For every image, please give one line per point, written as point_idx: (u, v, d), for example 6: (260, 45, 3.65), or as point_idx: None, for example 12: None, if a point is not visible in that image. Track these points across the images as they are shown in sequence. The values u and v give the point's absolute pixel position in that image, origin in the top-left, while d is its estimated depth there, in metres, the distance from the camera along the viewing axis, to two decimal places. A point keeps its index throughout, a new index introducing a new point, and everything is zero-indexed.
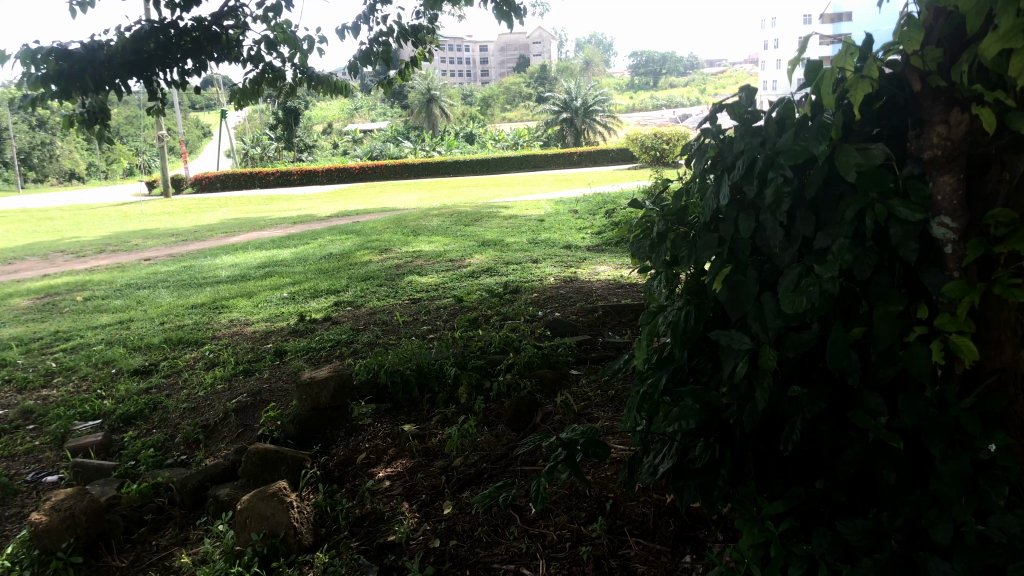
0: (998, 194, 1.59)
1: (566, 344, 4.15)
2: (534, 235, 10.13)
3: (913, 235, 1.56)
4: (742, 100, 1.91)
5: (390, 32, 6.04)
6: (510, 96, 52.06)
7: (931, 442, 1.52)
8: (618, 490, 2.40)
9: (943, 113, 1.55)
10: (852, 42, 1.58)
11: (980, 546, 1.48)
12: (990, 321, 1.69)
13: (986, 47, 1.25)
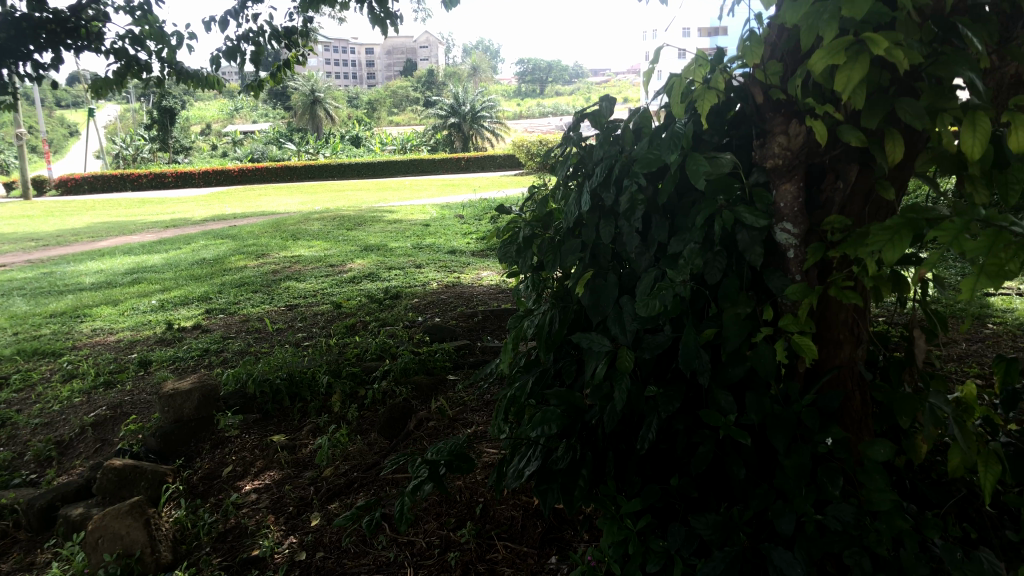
0: (834, 202, 1.69)
1: (444, 349, 4.14)
2: (418, 240, 10.07)
3: (758, 240, 1.63)
4: (602, 109, 1.95)
5: (261, 31, 5.85)
6: (393, 99, 51.63)
7: (775, 437, 1.60)
8: (488, 494, 2.41)
9: (783, 124, 1.63)
10: (699, 54, 1.63)
11: (819, 535, 1.57)
12: (829, 323, 1.80)
13: (814, 63, 1.33)
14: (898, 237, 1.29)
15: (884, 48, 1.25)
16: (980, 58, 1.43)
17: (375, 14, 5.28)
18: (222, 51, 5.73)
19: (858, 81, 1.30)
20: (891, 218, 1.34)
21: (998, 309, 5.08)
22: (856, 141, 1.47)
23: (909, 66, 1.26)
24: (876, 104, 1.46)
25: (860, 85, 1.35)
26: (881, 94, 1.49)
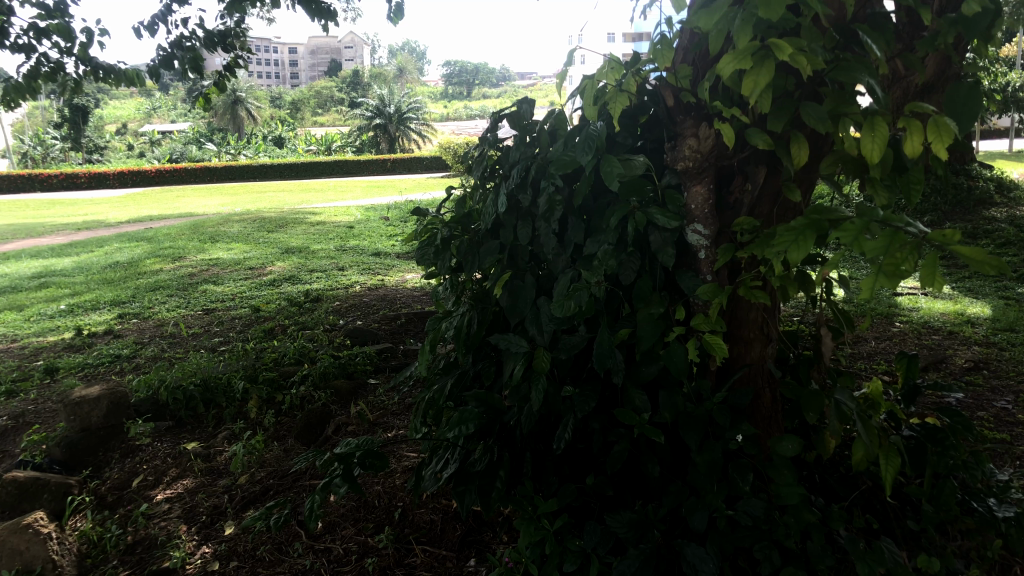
0: (743, 204, 1.73)
1: (365, 353, 4.09)
2: (342, 242, 9.92)
3: (670, 241, 1.66)
4: (518, 111, 1.95)
5: (193, 36, 5.69)
6: (317, 99, 50.86)
7: (687, 434, 1.62)
8: (407, 499, 2.39)
9: (693, 127, 1.65)
10: (612, 57, 1.65)
11: (730, 530, 1.61)
12: (740, 322, 1.85)
13: (721, 66, 1.35)
14: (803, 239, 1.33)
15: (788, 54, 1.28)
16: (879, 66, 1.49)
17: (313, 7, 5.12)
18: (156, 60, 5.59)
19: (764, 85, 1.33)
20: (796, 219, 1.37)
21: (905, 308, 5.30)
22: (763, 144, 1.50)
23: (812, 71, 1.30)
24: (782, 109, 1.50)
25: (766, 90, 1.38)
26: (786, 99, 1.52)
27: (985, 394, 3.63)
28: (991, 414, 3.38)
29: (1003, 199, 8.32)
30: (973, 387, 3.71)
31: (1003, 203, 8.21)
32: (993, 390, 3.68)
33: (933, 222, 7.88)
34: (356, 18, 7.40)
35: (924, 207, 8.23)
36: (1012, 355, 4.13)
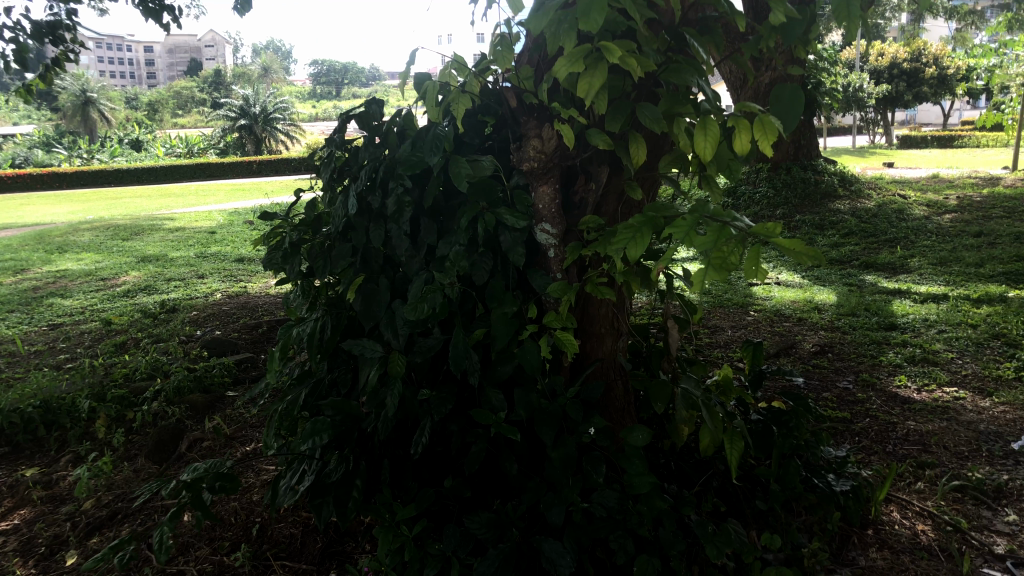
0: (588, 202, 1.76)
1: (223, 364, 3.93)
2: (202, 249, 9.52)
3: (521, 241, 1.67)
4: (366, 111, 1.90)
5: (18, 28, 5.28)
6: (173, 100, 48.74)
7: (542, 431, 1.64)
8: (265, 514, 2.32)
9: (537, 128, 1.67)
10: (452, 59, 1.64)
11: (586, 523, 1.64)
12: (590, 317, 1.89)
13: (555, 69, 1.37)
14: (640, 235, 1.36)
15: (618, 56, 1.31)
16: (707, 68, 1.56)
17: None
18: None
19: (598, 87, 1.36)
20: (635, 218, 1.41)
21: (759, 296, 5.57)
22: (602, 144, 1.54)
23: (641, 73, 1.34)
24: (619, 109, 1.54)
25: (601, 92, 1.41)
26: (622, 99, 1.57)
27: (829, 375, 3.87)
28: (835, 394, 3.60)
29: (845, 191, 8.88)
30: (818, 369, 3.94)
31: (845, 196, 8.78)
32: (836, 371, 3.93)
33: (784, 214, 8.33)
34: (200, 15, 7.07)
35: (776, 200, 8.68)
36: (853, 338, 4.41)
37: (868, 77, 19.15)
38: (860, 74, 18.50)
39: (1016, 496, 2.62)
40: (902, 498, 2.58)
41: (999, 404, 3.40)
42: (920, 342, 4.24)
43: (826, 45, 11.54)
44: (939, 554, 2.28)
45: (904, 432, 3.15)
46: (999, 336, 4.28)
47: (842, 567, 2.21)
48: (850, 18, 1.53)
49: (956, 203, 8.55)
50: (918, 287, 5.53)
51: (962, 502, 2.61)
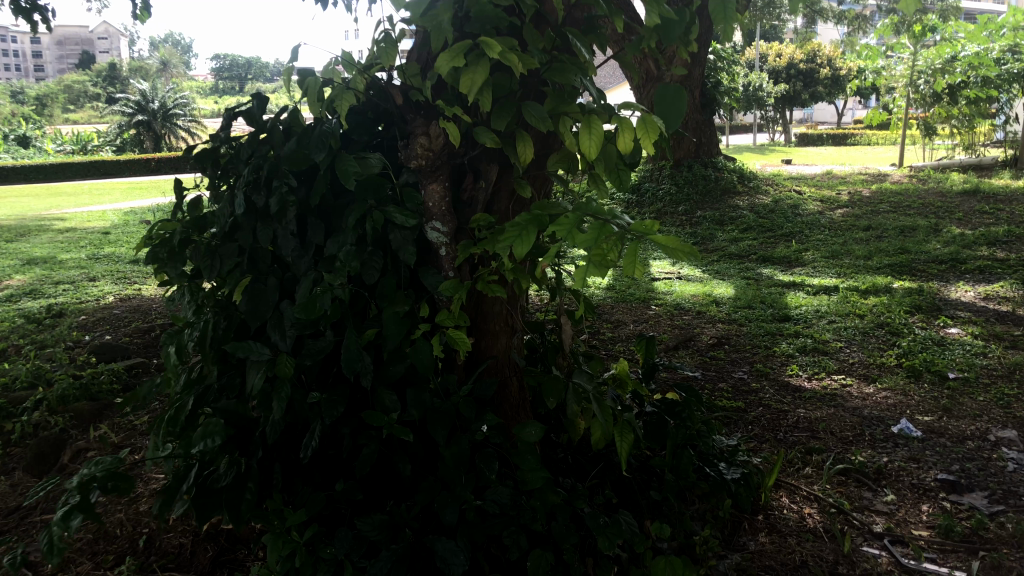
0: (478, 201, 1.77)
1: (111, 369, 3.74)
2: (94, 250, 9.11)
3: (410, 240, 1.65)
4: (252, 108, 1.84)
5: None
6: (61, 94, 46.45)
7: (435, 430, 1.63)
8: (153, 524, 2.23)
9: (424, 125, 1.66)
10: (335, 55, 1.60)
11: (480, 521, 1.64)
12: (484, 315, 1.89)
13: (437, 65, 1.37)
14: (526, 233, 1.38)
15: (499, 53, 1.32)
16: (591, 68, 1.59)
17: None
18: None
19: (481, 84, 1.37)
20: (521, 216, 1.42)
21: (660, 291, 5.69)
22: (489, 143, 1.54)
23: (522, 71, 1.35)
24: (505, 107, 1.55)
25: (485, 90, 1.42)
26: (509, 98, 1.58)
27: (725, 366, 3.99)
28: (730, 385, 3.71)
29: (743, 188, 9.17)
30: (715, 361, 4.06)
31: (744, 192, 9.05)
32: (732, 363, 4.05)
33: (686, 210, 8.54)
34: (99, 10, 6.77)
35: (678, 196, 8.88)
36: (748, 330, 4.56)
37: (766, 77, 19.79)
38: (759, 74, 19.11)
39: (895, 477, 2.76)
40: (790, 483, 2.68)
41: (881, 390, 3.57)
42: (811, 333, 4.42)
43: (726, 46, 11.88)
44: (824, 535, 2.39)
45: (794, 419, 3.28)
46: (883, 325, 4.50)
47: (732, 553, 2.28)
48: (725, 21, 1.58)
49: (847, 198, 8.93)
50: (812, 279, 5.76)
51: (846, 484, 2.74)
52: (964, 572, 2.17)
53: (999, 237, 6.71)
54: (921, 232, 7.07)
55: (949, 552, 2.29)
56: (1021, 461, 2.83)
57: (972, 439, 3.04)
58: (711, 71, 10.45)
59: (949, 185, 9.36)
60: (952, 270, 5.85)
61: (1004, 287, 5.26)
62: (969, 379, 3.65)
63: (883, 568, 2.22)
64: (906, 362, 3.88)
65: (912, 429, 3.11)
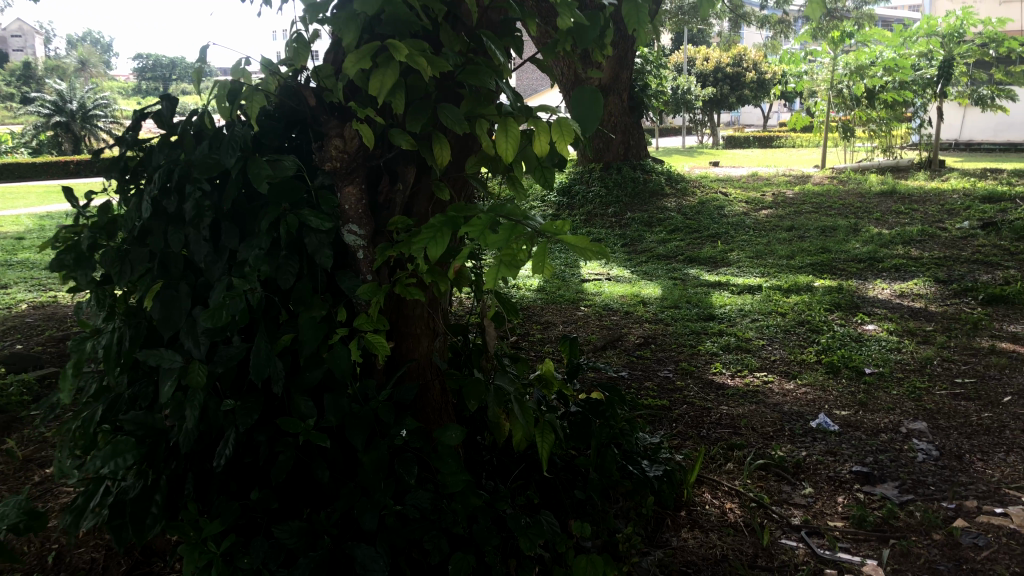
0: (395, 203, 1.76)
1: (21, 380, 3.60)
2: (6, 256, 8.73)
3: (326, 243, 1.64)
4: (162, 109, 1.80)
5: None
6: None
7: (353, 435, 1.61)
8: (62, 539, 2.15)
9: (338, 127, 1.65)
10: (244, 55, 1.58)
11: (400, 526, 1.63)
12: (403, 318, 1.88)
13: (345, 67, 1.38)
14: (440, 235, 1.37)
15: (405, 55, 1.34)
16: (506, 70, 1.60)
17: None
18: None
19: (391, 86, 1.39)
20: (436, 217, 1.42)
21: (590, 292, 5.75)
22: (404, 145, 1.54)
23: (430, 73, 1.37)
24: (419, 109, 1.55)
25: (397, 91, 1.43)
26: (423, 101, 1.58)
27: (652, 365, 4.05)
28: (656, 383, 3.77)
29: (672, 190, 9.33)
30: (642, 360, 4.11)
31: (672, 194, 9.21)
32: (658, 362, 4.11)
33: (617, 211, 8.65)
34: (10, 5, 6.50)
35: (609, 198, 8.98)
36: (674, 329, 4.64)
37: (694, 80, 20.13)
38: (687, 77, 19.45)
39: (812, 470, 2.84)
40: (712, 479, 2.73)
41: (801, 386, 3.68)
42: (734, 331, 4.52)
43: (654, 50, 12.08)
44: (744, 529, 2.44)
45: (717, 416, 3.34)
46: (804, 323, 4.64)
47: (655, 549, 2.31)
48: (638, 25, 1.61)
49: (771, 199, 9.16)
50: (736, 279, 5.90)
51: (767, 479, 2.81)
52: (875, 560, 2.25)
53: (914, 236, 6.99)
54: (841, 232, 7.30)
55: (862, 541, 2.36)
56: (930, 452, 2.95)
57: (885, 431, 3.15)
58: (640, 74, 10.61)
59: (868, 186, 9.69)
60: (869, 268, 6.06)
61: (918, 284, 5.47)
62: (883, 373, 3.79)
63: (799, 559, 2.28)
64: (825, 358, 4.00)
65: (829, 424, 3.21)
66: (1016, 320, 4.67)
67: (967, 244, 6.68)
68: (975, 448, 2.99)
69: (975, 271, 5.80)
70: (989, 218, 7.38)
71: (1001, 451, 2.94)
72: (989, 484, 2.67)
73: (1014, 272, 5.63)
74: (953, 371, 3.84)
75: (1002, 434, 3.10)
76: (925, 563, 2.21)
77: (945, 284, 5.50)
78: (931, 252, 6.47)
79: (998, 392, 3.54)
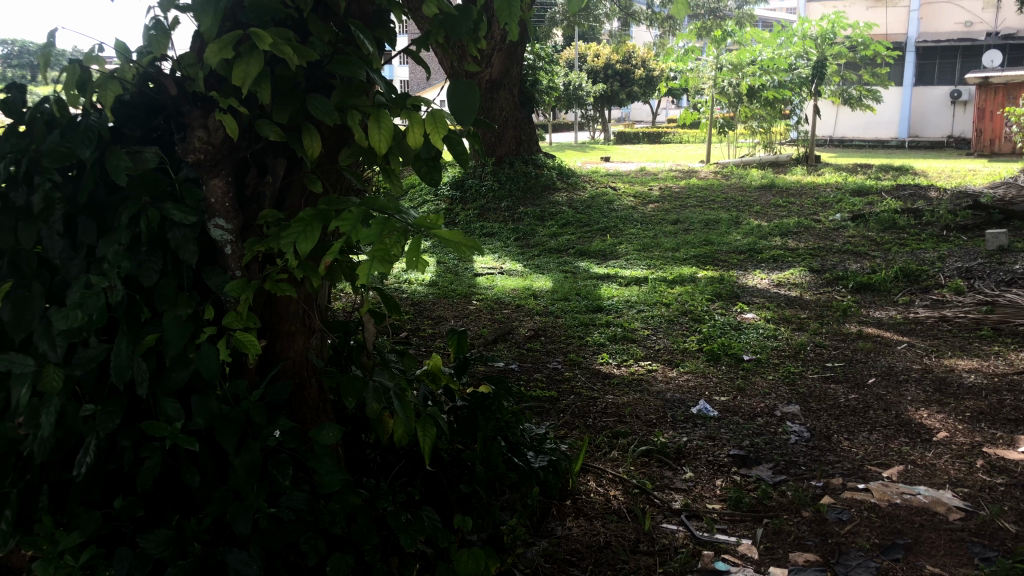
0: (265, 196, 1.71)
1: None
2: None
3: (191, 238, 1.57)
4: (7, 99, 1.68)
5: None
6: None
7: (224, 437, 1.56)
8: None
9: (202, 118, 1.59)
10: (95, 43, 1.49)
11: (274, 528, 1.59)
12: (277, 316, 1.83)
13: (205, 56, 1.33)
14: (310, 229, 1.34)
15: (269, 44, 1.30)
16: (376, 61, 1.58)
17: None
18: None
19: (255, 76, 1.34)
20: (305, 211, 1.38)
21: (482, 286, 5.74)
22: (273, 136, 1.49)
23: (296, 63, 1.33)
24: (287, 101, 1.50)
25: (262, 81, 1.39)
26: (291, 91, 1.54)
27: (540, 357, 4.07)
28: (544, 374, 3.80)
29: (563, 184, 9.44)
30: (531, 353, 4.13)
31: (562, 188, 9.32)
32: (546, 354, 4.14)
33: (509, 206, 8.67)
34: None
35: (501, 192, 8.97)
36: (563, 322, 4.69)
37: (585, 76, 20.37)
38: (578, 73, 19.63)
39: (692, 455, 2.92)
40: (597, 467, 2.78)
41: (683, 373, 3.79)
42: (620, 322, 4.62)
43: (546, 44, 12.15)
44: (626, 516, 2.49)
45: (603, 405, 3.40)
46: (687, 313, 4.77)
47: (540, 539, 2.33)
48: (511, 19, 1.60)
49: (658, 194, 9.39)
50: (624, 271, 6.01)
51: (649, 465, 2.87)
52: (749, 540, 2.34)
53: (791, 228, 7.30)
54: (723, 225, 7.55)
55: (738, 521, 2.45)
56: (802, 433, 3.09)
57: (760, 415, 3.28)
58: (530, 69, 10.68)
59: (749, 181, 10.05)
60: (750, 259, 6.30)
61: (794, 274, 5.71)
62: (760, 360, 3.94)
63: (679, 542, 2.34)
64: (705, 346, 4.13)
65: (708, 410, 3.32)
66: (881, 307, 4.95)
67: (839, 236, 7.02)
68: (843, 428, 3.15)
69: (846, 260, 6.11)
70: (858, 211, 7.78)
71: (866, 430, 3.11)
72: (854, 462, 2.82)
73: (879, 262, 5.96)
74: (824, 355, 4.04)
75: (866, 414, 3.28)
76: (795, 540, 2.31)
77: (818, 273, 5.76)
78: (807, 243, 6.77)
79: (864, 374, 3.75)
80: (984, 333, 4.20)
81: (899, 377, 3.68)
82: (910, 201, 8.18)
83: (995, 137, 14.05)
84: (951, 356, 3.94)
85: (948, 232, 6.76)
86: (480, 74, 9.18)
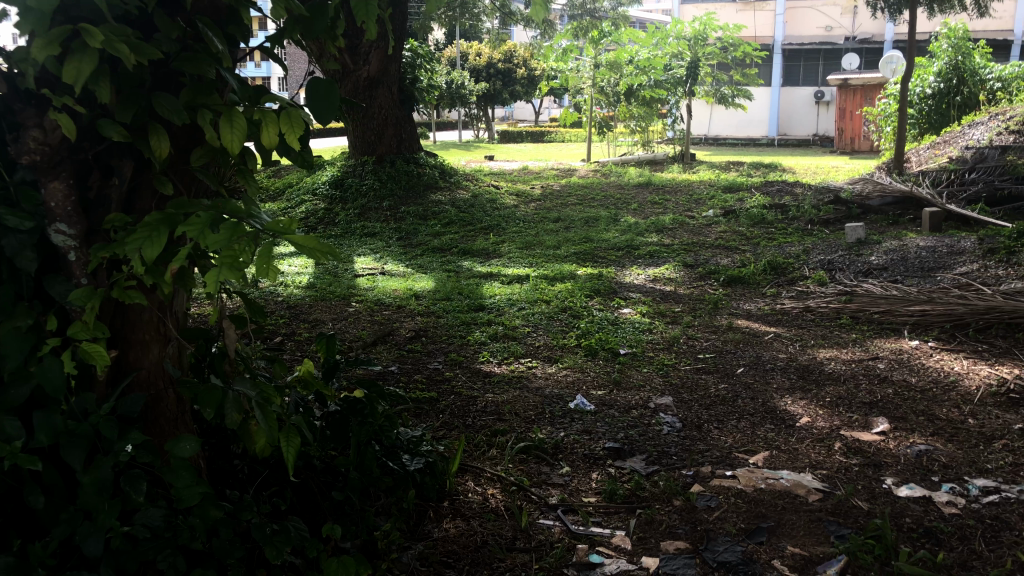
0: (110, 200, 1.63)
1: None
2: None
3: (29, 244, 1.47)
4: None
5: None
6: None
7: (70, 455, 1.46)
8: None
9: (36, 117, 1.49)
10: None
11: (128, 547, 1.52)
12: (129, 324, 1.75)
13: (32, 53, 1.25)
14: (157, 234, 1.28)
15: (102, 41, 1.24)
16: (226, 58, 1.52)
17: None
18: None
19: (90, 74, 1.27)
20: (151, 215, 1.32)
21: (362, 287, 5.65)
22: (115, 135, 1.41)
23: (134, 60, 1.27)
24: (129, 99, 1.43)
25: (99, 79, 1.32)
26: (135, 89, 1.47)
27: (421, 358, 4.04)
28: (424, 375, 3.77)
29: (445, 183, 9.41)
30: (411, 354, 4.09)
31: (444, 187, 9.29)
32: (427, 354, 4.11)
33: (390, 206, 8.58)
34: None
35: (382, 191, 8.86)
36: (445, 321, 4.67)
37: (467, 75, 20.39)
38: (460, 71, 19.61)
39: (569, 450, 2.97)
40: (475, 467, 2.78)
41: (562, 369, 3.84)
42: (501, 320, 4.63)
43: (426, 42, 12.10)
44: (504, 514, 2.50)
45: (483, 404, 3.40)
46: (566, 309, 4.85)
47: (415, 543, 2.31)
48: (368, 18, 1.58)
49: (538, 192, 9.49)
50: (505, 270, 6.05)
51: (526, 462, 2.90)
52: (623, 531, 2.39)
53: (666, 225, 7.52)
54: (602, 222, 7.72)
55: (612, 513, 2.50)
56: (674, 424, 3.18)
57: (635, 407, 3.37)
58: (410, 67, 10.64)
59: (626, 179, 10.30)
60: (627, 256, 6.46)
61: (669, 270, 5.89)
62: (635, 354, 4.05)
63: (555, 537, 2.37)
64: (584, 342, 4.20)
65: (585, 404, 3.38)
66: (750, 299, 5.16)
67: (711, 231, 7.29)
68: (712, 417, 3.26)
69: (717, 255, 6.35)
70: (729, 207, 8.10)
71: (735, 418, 3.24)
72: (723, 450, 2.93)
73: (749, 256, 6.22)
74: (697, 347, 4.18)
75: (735, 404, 3.40)
76: (667, 528, 2.38)
77: (691, 268, 5.97)
78: (680, 239, 6.99)
79: (733, 365, 3.89)
80: (843, 322, 4.45)
81: (766, 366, 3.85)
82: (777, 197, 8.57)
83: (852, 137, 14.91)
84: (814, 344, 4.15)
85: (811, 226, 7.13)
86: (358, 71, 9.04)
